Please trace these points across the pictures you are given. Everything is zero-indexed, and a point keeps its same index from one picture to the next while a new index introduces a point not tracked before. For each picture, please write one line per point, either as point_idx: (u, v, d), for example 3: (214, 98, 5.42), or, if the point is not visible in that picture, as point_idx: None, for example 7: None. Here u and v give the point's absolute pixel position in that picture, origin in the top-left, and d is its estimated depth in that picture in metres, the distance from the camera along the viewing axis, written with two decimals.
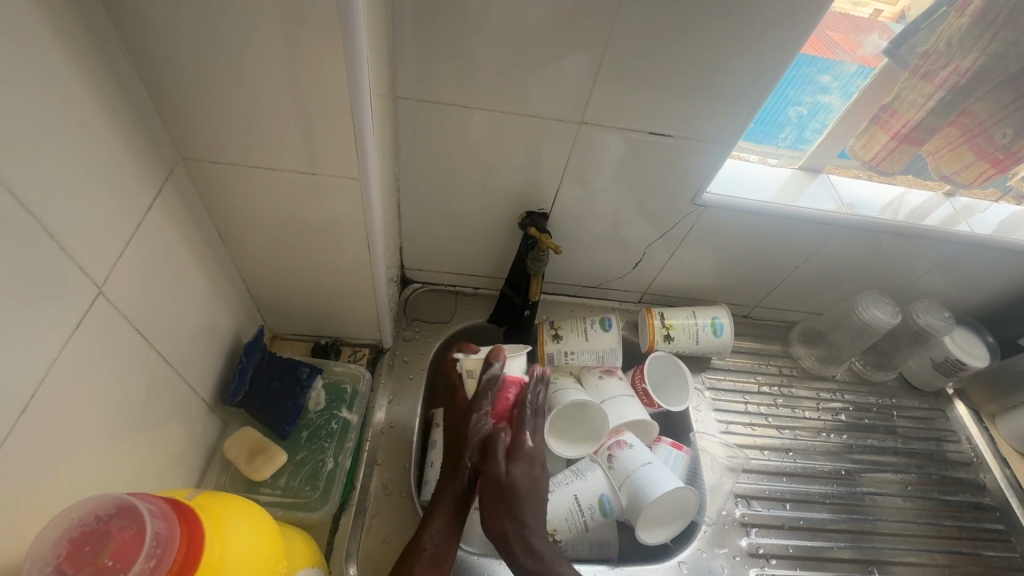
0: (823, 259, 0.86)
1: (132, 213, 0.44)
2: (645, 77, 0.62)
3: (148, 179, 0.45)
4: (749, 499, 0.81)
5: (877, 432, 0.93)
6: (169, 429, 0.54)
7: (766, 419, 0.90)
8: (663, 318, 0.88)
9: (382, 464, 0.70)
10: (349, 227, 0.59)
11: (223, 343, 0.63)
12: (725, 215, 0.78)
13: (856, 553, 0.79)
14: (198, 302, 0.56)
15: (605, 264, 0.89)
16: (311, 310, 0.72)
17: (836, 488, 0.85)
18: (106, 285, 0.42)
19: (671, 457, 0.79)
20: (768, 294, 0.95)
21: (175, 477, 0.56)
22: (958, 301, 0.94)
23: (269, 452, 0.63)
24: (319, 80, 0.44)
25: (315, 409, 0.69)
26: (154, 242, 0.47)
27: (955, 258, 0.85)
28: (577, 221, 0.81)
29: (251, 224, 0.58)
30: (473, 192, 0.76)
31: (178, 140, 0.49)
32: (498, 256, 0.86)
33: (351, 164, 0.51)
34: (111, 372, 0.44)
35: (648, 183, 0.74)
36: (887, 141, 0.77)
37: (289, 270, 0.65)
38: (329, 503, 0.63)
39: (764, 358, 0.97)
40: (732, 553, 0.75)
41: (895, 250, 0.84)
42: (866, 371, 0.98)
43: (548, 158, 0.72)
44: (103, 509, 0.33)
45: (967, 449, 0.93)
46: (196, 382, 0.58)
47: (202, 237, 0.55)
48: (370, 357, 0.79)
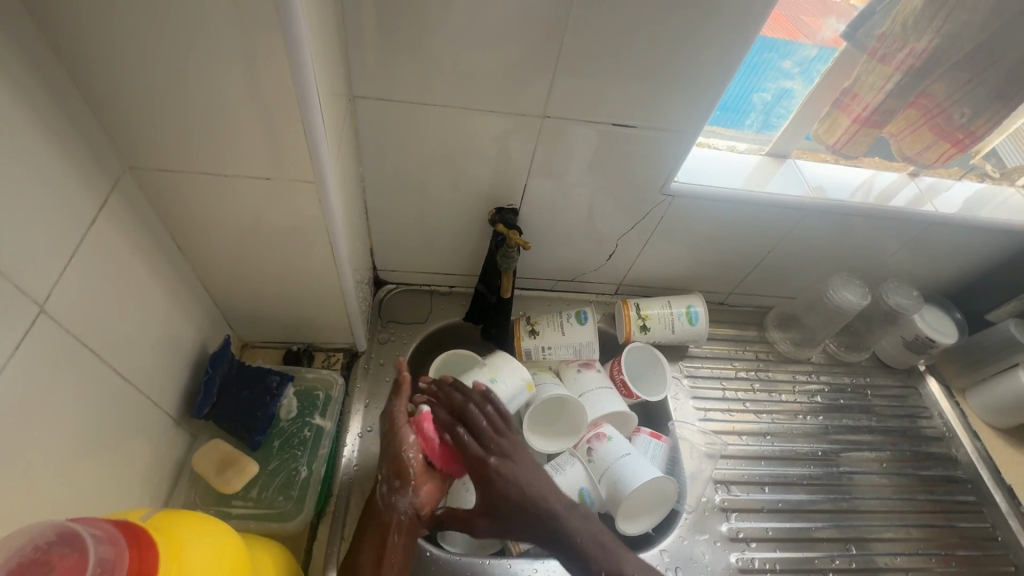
0: (793, 243, 0.87)
1: (75, 226, 0.42)
2: (604, 68, 0.61)
3: (91, 191, 0.44)
4: (729, 484, 0.81)
5: (852, 412, 0.94)
6: (131, 447, 0.52)
7: (743, 405, 0.91)
8: (639, 308, 0.88)
9: (359, 468, 0.69)
10: (311, 231, 0.58)
11: (188, 355, 0.61)
12: (695, 204, 0.78)
13: (834, 531, 0.81)
14: (155, 314, 0.54)
15: (578, 257, 0.88)
16: (279, 316, 0.71)
17: (813, 469, 0.86)
18: (50, 301, 0.40)
19: (651, 447, 0.79)
20: (741, 281, 0.95)
21: (141, 494, 0.54)
22: (926, 280, 0.96)
23: (239, 464, 0.62)
24: (264, 81, 0.43)
25: (287, 417, 0.68)
26: (101, 256, 0.45)
27: (921, 237, 0.86)
28: (547, 215, 0.80)
29: (210, 231, 0.57)
30: (440, 190, 0.75)
31: (123, 149, 0.47)
32: (471, 254, 0.86)
33: (307, 167, 0.50)
34: (63, 392, 0.43)
35: (616, 174, 0.74)
36: (849, 125, 0.78)
37: (253, 278, 0.64)
38: (304, 512, 0.62)
39: (740, 344, 0.98)
40: (713, 538, 0.76)
41: (863, 231, 0.85)
42: (840, 352, 1.00)
43: (514, 153, 0.71)
44: (43, 538, 0.31)
45: (939, 424, 0.95)
46: (159, 397, 0.56)
47: (157, 248, 0.54)
48: (344, 361, 0.78)
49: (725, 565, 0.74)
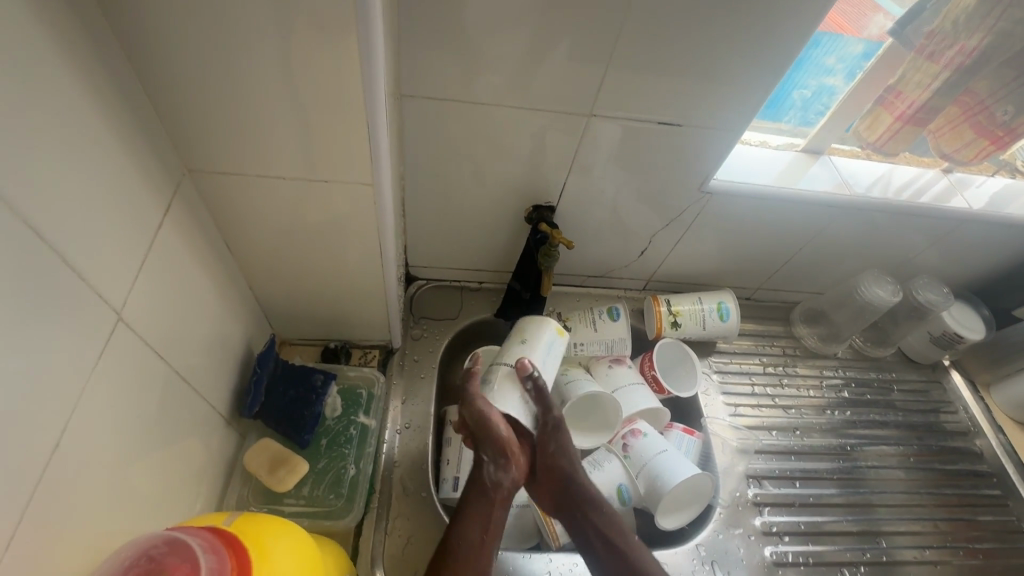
0: (824, 240, 0.87)
1: (144, 231, 0.42)
2: (655, 66, 0.61)
3: (157, 195, 0.43)
4: (760, 479, 0.82)
5: (878, 407, 0.95)
6: (190, 448, 0.52)
7: (772, 400, 0.92)
8: (670, 304, 0.89)
9: (399, 464, 0.70)
10: (361, 231, 0.58)
11: (236, 354, 0.61)
12: (732, 202, 0.78)
13: (863, 525, 0.82)
14: (209, 316, 0.54)
15: (609, 254, 0.89)
16: (321, 314, 0.71)
17: (842, 464, 0.87)
18: (125, 309, 0.40)
19: (684, 442, 0.80)
20: (770, 277, 0.96)
21: (198, 494, 0.55)
22: (953, 277, 0.96)
23: (290, 462, 0.62)
24: (333, 84, 0.43)
25: (333, 416, 0.68)
26: (167, 260, 0.45)
27: (953, 235, 0.86)
28: (583, 212, 0.80)
29: (262, 232, 0.56)
30: (480, 187, 0.75)
31: (186, 151, 0.47)
32: (504, 251, 0.86)
33: (365, 169, 0.50)
34: (134, 396, 0.43)
35: (656, 172, 0.74)
36: (891, 122, 0.79)
37: (298, 277, 0.64)
38: (355, 510, 0.64)
39: (767, 339, 0.99)
40: (747, 532, 0.76)
41: (895, 229, 0.85)
42: (866, 347, 1.00)
43: (556, 151, 0.71)
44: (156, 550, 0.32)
45: (963, 419, 0.96)
46: (213, 398, 0.56)
47: (211, 250, 0.53)
48: (381, 358, 0.79)
49: (759, 559, 0.75)
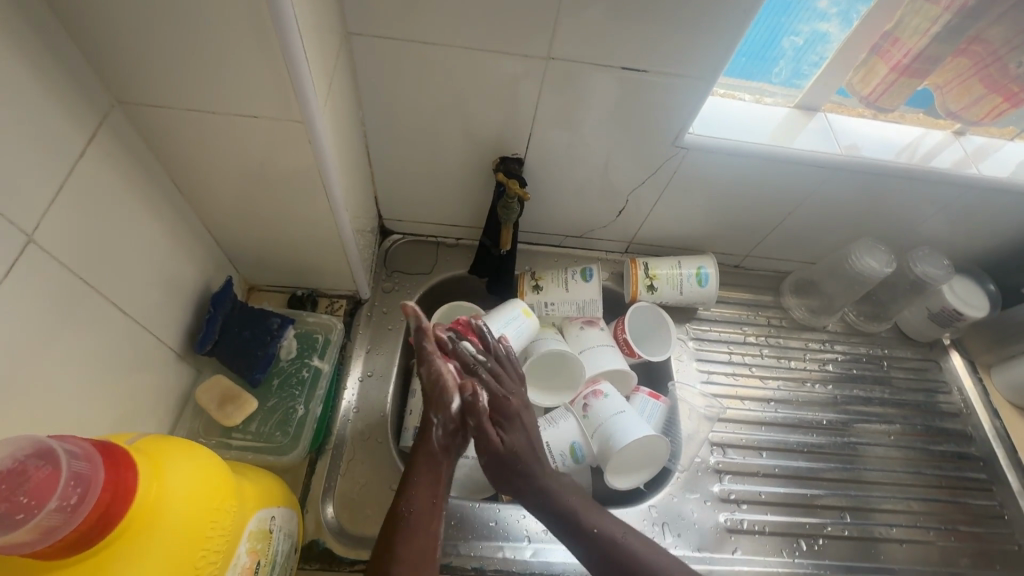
0: (814, 205, 0.82)
1: (60, 158, 0.42)
2: (615, 5, 0.57)
3: (77, 125, 0.44)
4: (725, 448, 0.80)
5: (864, 382, 0.91)
6: (133, 378, 0.55)
7: (749, 369, 0.89)
8: (647, 268, 0.86)
9: (359, 411, 0.72)
10: (305, 175, 0.57)
11: (190, 294, 0.63)
12: (712, 158, 0.74)
13: (830, 499, 0.79)
14: (153, 253, 0.55)
15: (586, 213, 0.86)
16: (283, 261, 0.72)
17: (815, 437, 0.84)
18: (39, 233, 0.41)
19: (648, 407, 0.78)
20: (759, 243, 0.91)
21: (146, 422, 0.58)
22: (960, 250, 0.90)
23: (240, 399, 0.64)
24: (241, 11, 0.41)
25: (286, 357, 0.70)
26: (93, 190, 0.46)
27: (959, 203, 0.80)
28: (554, 167, 0.78)
29: (206, 171, 0.57)
30: (444, 137, 0.73)
31: (111, 83, 0.47)
32: (476, 206, 0.84)
33: (294, 106, 0.49)
34: (59, 322, 0.44)
35: (626, 125, 0.70)
36: (887, 73, 0.74)
37: (252, 221, 0.64)
38: (299, 448, 0.65)
39: (753, 309, 0.95)
40: (704, 497, 0.75)
41: (892, 194, 0.79)
42: (859, 321, 0.95)
43: (518, 100, 0.68)
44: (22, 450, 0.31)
45: (957, 400, 0.91)
46: (160, 332, 0.58)
47: (152, 187, 0.54)
48: (347, 309, 0.79)
49: (713, 524, 0.73)
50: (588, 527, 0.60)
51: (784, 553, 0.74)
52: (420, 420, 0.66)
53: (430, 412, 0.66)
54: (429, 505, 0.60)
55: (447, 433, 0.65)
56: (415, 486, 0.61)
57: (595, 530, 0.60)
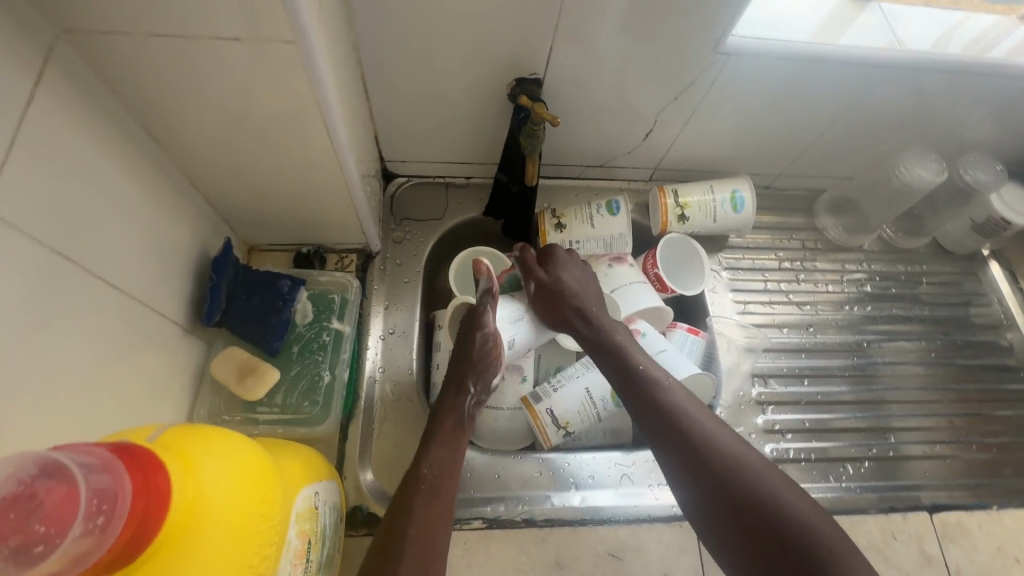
0: (861, 114, 0.75)
1: (5, 106, 0.34)
2: None
3: (17, 61, 0.35)
4: (767, 378, 0.78)
5: (902, 301, 0.88)
6: (139, 358, 0.49)
7: (786, 296, 0.85)
8: (678, 196, 0.79)
9: (385, 370, 0.68)
10: (302, 113, 0.49)
11: (186, 260, 0.56)
12: (756, 65, 0.65)
13: (871, 422, 0.78)
14: (137, 216, 0.48)
15: (610, 140, 0.78)
16: (283, 216, 0.65)
17: (854, 360, 0.82)
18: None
19: (687, 342, 0.75)
20: (795, 160, 0.84)
21: (162, 402, 0.53)
22: (1011, 153, 0.83)
23: (258, 370, 0.59)
24: None
25: (304, 322, 0.65)
26: (52, 144, 0.38)
27: (1019, 99, 0.73)
28: (576, 88, 0.69)
29: (183, 115, 0.48)
30: (450, 60, 0.64)
31: (50, 5, 0.37)
32: (488, 139, 0.76)
33: (283, 23, 0.40)
34: (43, 306, 0.38)
35: (663, 31, 0.61)
36: None
37: (244, 172, 0.56)
38: (332, 416, 0.61)
39: (786, 232, 0.90)
40: (747, 431, 0.74)
41: (950, 95, 0.72)
42: (897, 238, 0.91)
43: (537, 7, 0.58)
44: (24, 469, 0.25)
45: (996, 311, 0.88)
46: (161, 305, 0.52)
47: (123, 137, 0.46)
48: (359, 263, 0.73)
49: None
50: (699, 421, 0.55)
51: (830, 478, 0.73)
52: (452, 382, 0.61)
53: (467, 377, 0.61)
54: (450, 466, 0.56)
55: (478, 402, 0.62)
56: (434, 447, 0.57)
57: (686, 429, 0.55)
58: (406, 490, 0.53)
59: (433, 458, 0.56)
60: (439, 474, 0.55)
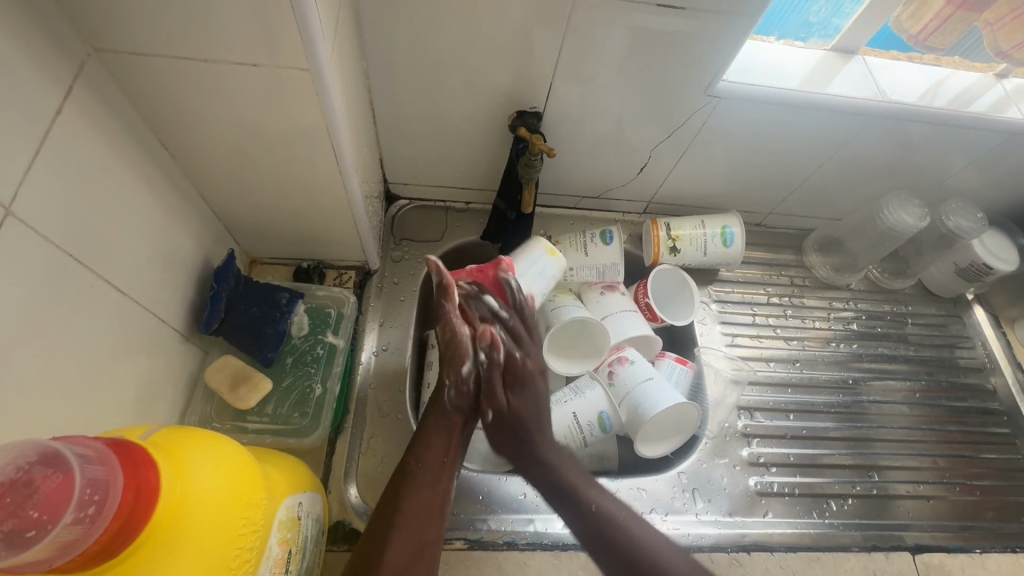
0: (846, 159, 0.78)
1: (33, 116, 0.36)
2: None
3: (48, 76, 0.38)
4: (753, 411, 0.79)
5: (888, 340, 0.89)
6: (137, 362, 0.50)
7: (773, 331, 0.87)
8: (669, 229, 0.82)
9: (376, 386, 0.69)
10: (311, 134, 0.52)
11: (190, 269, 0.58)
12: (745, 108, 0.69)
13: (856, 459, 0.79)
14: (148, 224, 0.50)
15: (605, 172, 0.81)
16: (286, 231, 0.67)
17: (840, 398, 0.83)
18: (18, 204, 0.36)
19: (675, 372, 0.76)
20: (784, 199, 0.87)
21: (155, 407, 0.54)
22: (990, 201, 0.87)
23: (252, 379, 0.60)
24: None
25: (299, 334, 0.66)
26: (73, 152, 0.40)
27: (996, 152, 0.76)
28: (574, 123, 0.72)
29: (198, 132, 0.51)
30: (455, 90, 0.67)
31: (83, 26, 0.40)
32: (489, 167, 0.79)
33: (298, 51, 0.43)
34: (50, 305, 0.39)
35: (658, 73, 0.65)
36: (942, 8, 0.70)
37: (252, 188, 0.59)
38: (320, 429, 0.62)
39: (775, 268, 0.92)
40: (733, 462, 0.74)
41: (930, 145, 0.75)
42: (883, 278, 0.93)
43: (539, 46, 0.61)
44: (23, 457, 0.27)
45: (980, 354, 0.90)
46: (162, 311, 0.53)
47: (140, 149, 0.48)
48: (357, 280, 0.75)
49: (743, 488, 0.73)
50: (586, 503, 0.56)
51: (814, 515, 0.73)
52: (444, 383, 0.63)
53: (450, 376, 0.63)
54: (438, 467, 0.57)
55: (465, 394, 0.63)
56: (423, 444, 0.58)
57: (594, 505, 0.56)
58: (395, 482, 0.55)
59: (423, 455, 0.57)
60: (427, 470, 0.56)
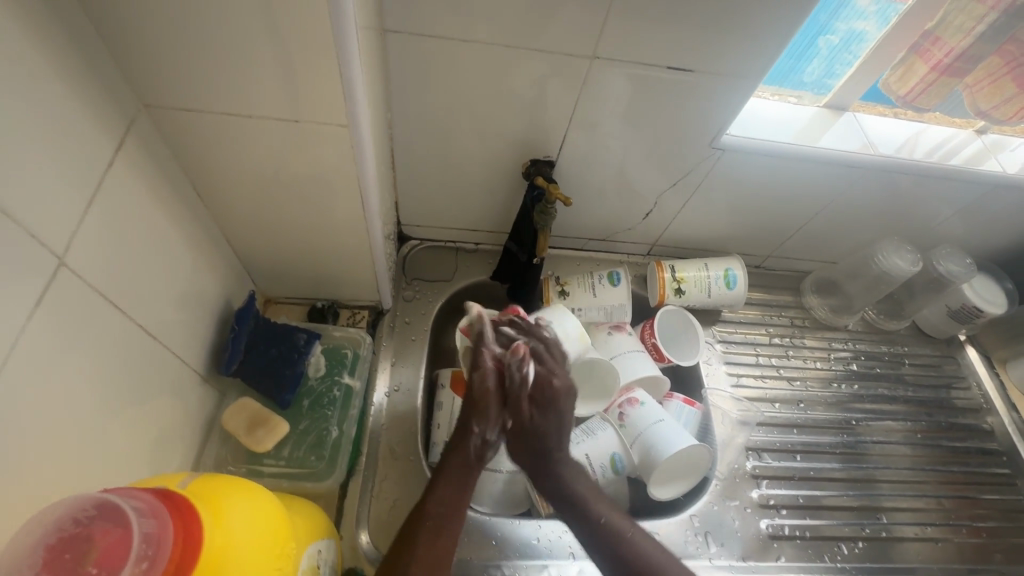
0: (839, 208, 0.82)
1: (89, 170, 0.38)
2: (664, 5, 0.55)
3: (105, 132, 0.40)
4: (761, 451, 0.80)
5: (887, 381, 0.92)
6: (161, 405, 0.51)
7: (777, 371, 0.88)
8: (674, 271, 0.84)
9: (388, 427, 0.68)
10: (341, 183, 0.54)
11: (212, 310, 0.59)
12: (746, 160, 0.73)
13: (863, 501, 0.79)
14: (179, 268, 0.51)
15: (612, 216, 0.84)
16: (305, 273, 0.68)
17: (844, 439, 0.84)
18: (69, 254, 0.37)
19: (684, 413, 0.77)
20: (782, 243, 0.91)
21: (173, 449, 0.53)
22: (977, 246, 0.91)
23: (269, 422, 0.60)
24: (289, 5, 0.38)
25: (316, 376, 0.67)
26: (121, 203, 0.42)
27: (980, 202, 0.81)
28: (584, 171, 0.75)
29: (231, 181, 0.53)
30: (473, 141, 0.70)
31: (137, 84, 0.43)
32: (500, 211, 0.81)
33: (339, 110, 0.46)
34: (88, 351, 0.40)
35: (664, 127, 0.69)
36: (926, 73, 0.74)
37: (277, 232, 0.60)
38: (336, 473, 0.62)
39: (775, 309, 0.95)
40: (743, 504, 0.75)
41: (918, 195, 0.79)
42: (879, 320, 0.96)
43: (555, 102, 0.65)
44: (82, 512, 0.29)
45: (976, 395, 0.92)
46: (185, 353, 0.54)
47: (178, 197, 0.50)
48: (370, 320, 0.76)
49: (754, 531, 0.73)
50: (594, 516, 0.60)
51: (826, 558, 0.73)
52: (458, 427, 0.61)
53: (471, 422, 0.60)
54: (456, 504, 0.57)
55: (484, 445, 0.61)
56: (443, 486, 0.58)
57: (602, 519, 0.60)
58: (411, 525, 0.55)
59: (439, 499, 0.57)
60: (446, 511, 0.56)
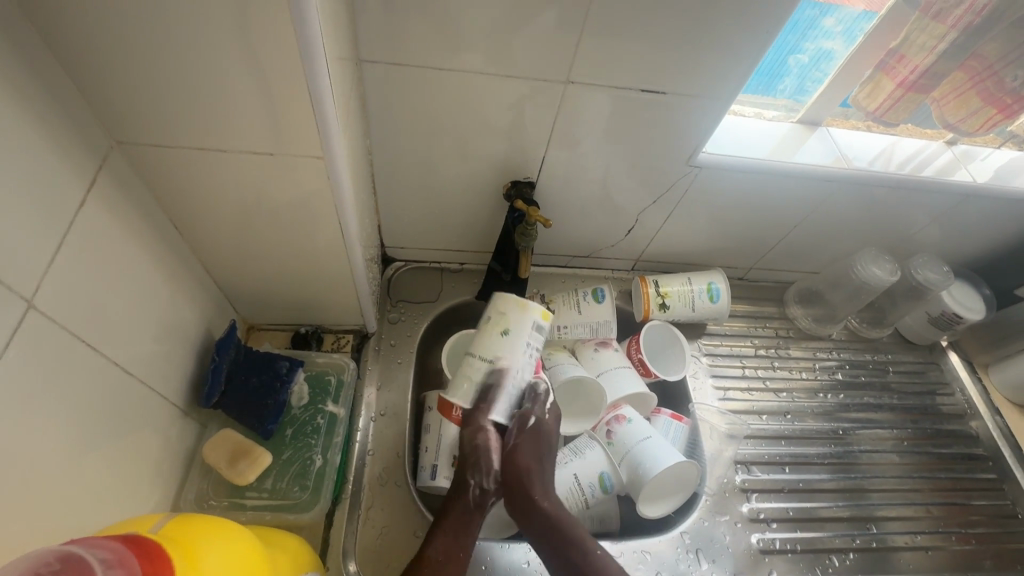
0: (817, 220, 0.84)
1: (59, 210, 0.38)
2: (633, 31, 0.56)
3: (75, 171, 0.40)
4: (749, 465, 0.80)
5: (872, 389, 0.92)
6: (138, 440, 0.50)
7: (763, 383, 0.89)
8: (658, 285, 0.85)
9: (374, 453, 0.68)
10: (319, 211, 0.54)
11: (192, 341, 0.58)
12: (723, 177, 0.74)
13: (853, 511, 0.79)
14: (156, 301, 0.51)
15: (594, 234, 0.84)
16: (287, 299, 0.68)
17: (833, 449, 0.84)
18: (39, 295, 0.37)
19: (672, 429, 0.77)
20: (764, 256, 0.92)
21: (151, 485, 0.53)
22: (953, 254, 0.92)
23: (252, 454, 0.60)
24: (259, 41, 0.38)
25: (299, 404, 0.67)
26: (93, 242, 0.42)
27: (953, 210, 0.82)
28: (564, 190, 0.76)
29: (207, 212, 0.52)
30: (452, 164, 0.71)
31: (109, 121, 0.43)
32: (483, 230, 0.82)
33: (313, 140, 0.46)
34: (60, 390, 0.40)
35: (640, 147, 0.70)
36: (893, 89, 0.76)
37: (256, 261, 0.60)
38: (320, 503, 0.62)
39: (760, 320, 0.96)
40: (734, 519, 0.75)
41: (893, 205, 0.81)
42: (862, 328, 0.97)
43: (532, 124, 0.66)
44: (45, 565, 0.28)
45: (960, 401, 0.93)
46: (164, 386, 0.54)
47: (154, 230, 0.50)
48: (355, 343, 0.75)
49: (745, 546, 0.73)
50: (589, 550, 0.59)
51: (817, 571, 0.73)
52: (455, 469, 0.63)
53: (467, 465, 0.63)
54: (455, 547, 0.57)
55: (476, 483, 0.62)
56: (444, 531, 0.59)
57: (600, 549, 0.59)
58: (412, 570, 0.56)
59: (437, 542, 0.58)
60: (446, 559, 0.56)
